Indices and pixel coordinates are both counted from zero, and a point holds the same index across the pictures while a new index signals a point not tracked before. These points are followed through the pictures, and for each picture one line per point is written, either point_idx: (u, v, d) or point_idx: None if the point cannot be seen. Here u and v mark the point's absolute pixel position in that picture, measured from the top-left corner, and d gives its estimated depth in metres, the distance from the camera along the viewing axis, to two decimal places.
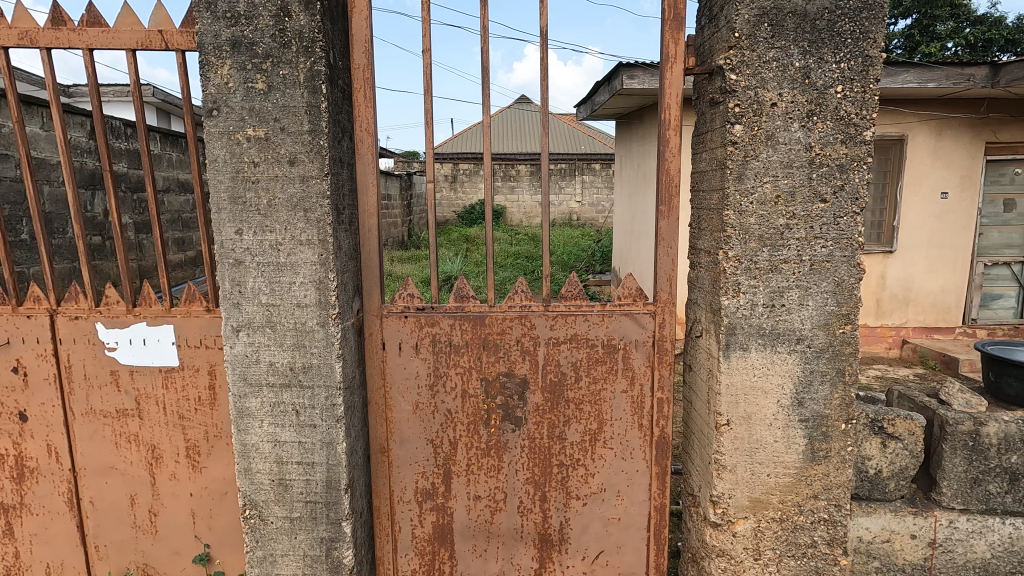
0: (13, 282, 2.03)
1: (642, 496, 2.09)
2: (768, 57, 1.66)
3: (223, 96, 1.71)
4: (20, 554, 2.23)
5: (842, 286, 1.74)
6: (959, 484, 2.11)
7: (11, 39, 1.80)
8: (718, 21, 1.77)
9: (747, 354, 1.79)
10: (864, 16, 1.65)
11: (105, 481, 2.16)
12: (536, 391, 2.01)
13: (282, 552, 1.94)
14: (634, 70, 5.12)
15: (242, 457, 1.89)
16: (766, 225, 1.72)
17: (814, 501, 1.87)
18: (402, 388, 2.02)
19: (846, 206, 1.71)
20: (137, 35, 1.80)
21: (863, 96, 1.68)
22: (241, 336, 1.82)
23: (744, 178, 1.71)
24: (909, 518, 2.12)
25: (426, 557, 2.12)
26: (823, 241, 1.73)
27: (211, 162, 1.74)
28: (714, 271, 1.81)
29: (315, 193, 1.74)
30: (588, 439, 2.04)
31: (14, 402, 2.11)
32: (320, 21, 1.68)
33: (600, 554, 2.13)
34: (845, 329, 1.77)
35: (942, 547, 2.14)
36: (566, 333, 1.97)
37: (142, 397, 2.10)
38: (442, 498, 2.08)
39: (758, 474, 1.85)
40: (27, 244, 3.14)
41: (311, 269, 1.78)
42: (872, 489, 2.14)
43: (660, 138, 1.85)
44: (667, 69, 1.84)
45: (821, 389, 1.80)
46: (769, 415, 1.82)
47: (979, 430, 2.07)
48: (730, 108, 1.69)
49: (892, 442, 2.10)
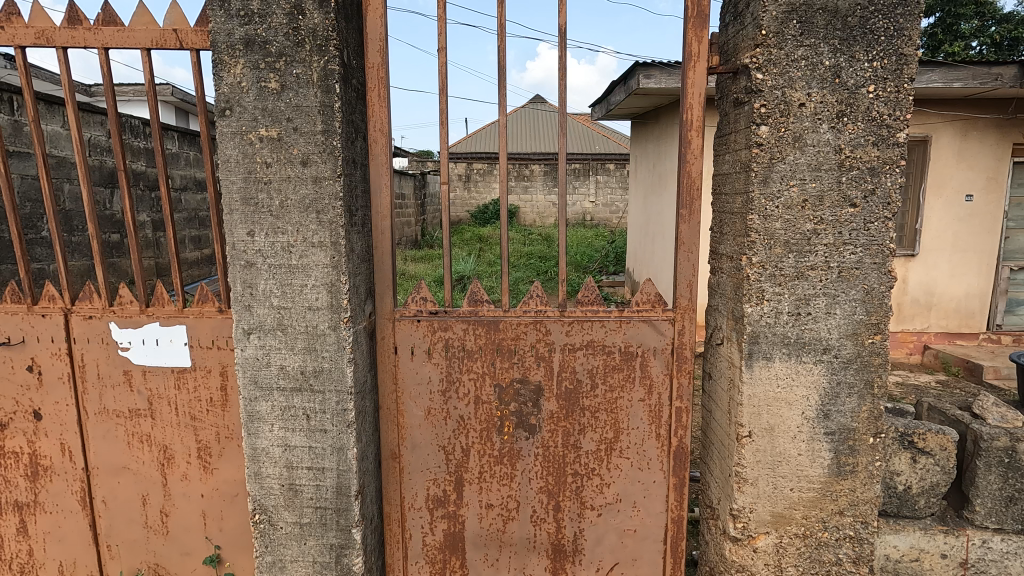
0: (29, 281, 2.02)
1: (659, 507, 2.03)
2: (797, 55, 1.60)
3: (236, 96, 1.69)
4: (33, 552, 2.22)
5: (872, 294, 1.67)
6: (994, 502, 2.02)
7: (27, 38, 1.79)
8: (743, 18, 1.70)
9: (771, 364, 1.72)
10: (899, 12, 1.58)
11: (116, 481, 2.15)
12: (551, 399, 1.96)
13: (292, 558, 1.91)
14: (651, 70, 5.06)
15: (252, 461, 1.87)
16: (792, 230, 1.66)
17: (839, 517, 1.80)
18: (414, 393, 1.98)
19: (877, 210, 1.64)
20: (151, 34, 1.78)
21: (897, 96, 1.60)
22: (252, 339, 1.80)
23: (770, 181, 1.64)
24: (939, 537, 2.04)
25: (436, 565, 2.08)
26: (852, 248, 1.66)
27: (223, 162, 1.71)
28: (737, 277, 1.75)
29: (328, 194, 1.71)
30: (603, 449, 1.99)
31: (29, 401, 2.11)
32: (334, 20, 1.64)
33: (615, 566, 2.07)
34: (875, 339, 1.69)
35: (974, 567, 2.06)
36: (582, 338, 1.92)
37: (154, 397, 2.08)
38: (453, 505, 2.04)
39: (780, 489, 1.79)
40: (47, 241, 3.16)
41: (323, 271, 1.74)
42: (901, 506, 2.07)
43: (681, 139, 1.79)
44: (689, 68, 1.78)
45: (849, 402, 1.73)
46: (793, 426, 1.75)
47: (1016, 447, 1.98)
48: (756, 108, 1.63)
49: (923, 458, 2.03)
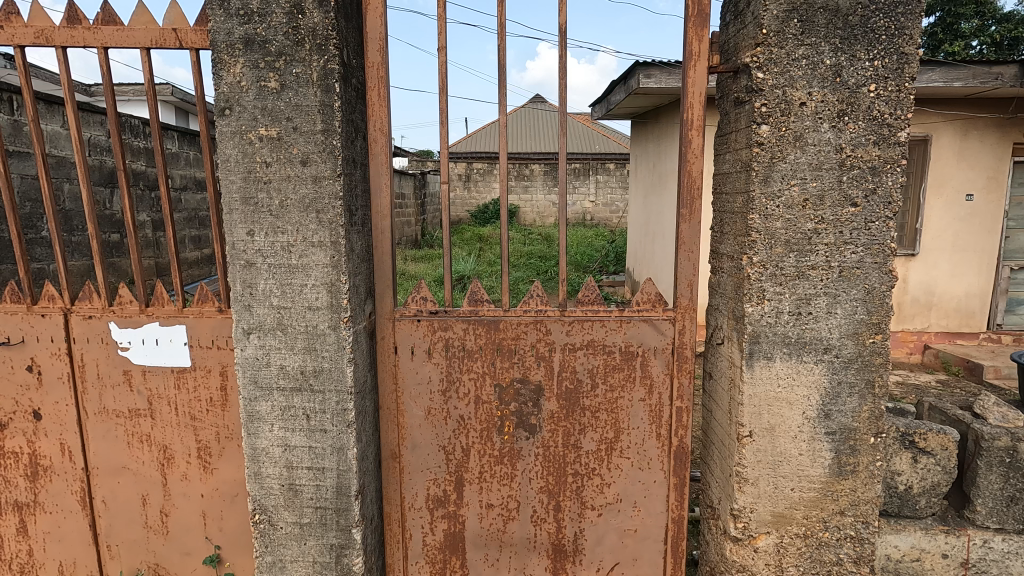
0: (29, 281, 2.02)
1: (659, 507, 2.03)
2: (798, 54, 1.60)
3: (236, 96, 1.68)
4: (33, 552, 2.22)
5: (872, 294, 1.67)
6: (995, 502, 2.02)
7: (26, 38, 1.79)
8: (744, 17, 1.70)
9: (772, 363, 1.72)
10: (900, 11, 1.57)
11: (116, 481, 2.15)
12: (551, 398, 1.95)
13: (292, 558, 1.91)
14: (652, 70, 5.05)
15: (252, 461, 1.87)
16: (793, 229, 1.66)
17: (840, 517, 1.80)
18: (414, 393, 1.98)
19: (878, 210, 1.64)
20: (151, 33, 1.77)
21: (898, 95, 1.60)
22: (252, 339, 1.80)
23: (771, 180, 1.64)
24: (940, 537, 2.04)
25: (436, 564, 2.08)
26: (853, 247, 1.66)
27: (222, 162, 1.71)
28: (738, 277, 1.75)
29: (328, 194, 1.70)
30: (603, 448, 1.99)
31: (28, 401, 2.11)
32: (334, 19, 1.64)
33: (616, 566, 2.07)
34: (876, 338, 1.69)
35: (975, 568, 2.06)
36: (583, 338, 1.92)
37: (154, 397, 2.08)
38: (453, 505, 2.04)
39: (781, 489, 1.79)
40: (46, 240, 3.16)
41: (323, 271, 1.74)
42: (902, 506, 2.07)
43: (682, 138, 1.79)
44: (690, 68, 1.77)
45: (850, 402, 1.73)
46: (794, 426, 1.75)
47: (1017, 447, 1.98)
48: (757, 107, 1.62)
49: (924, 458, 2.02)
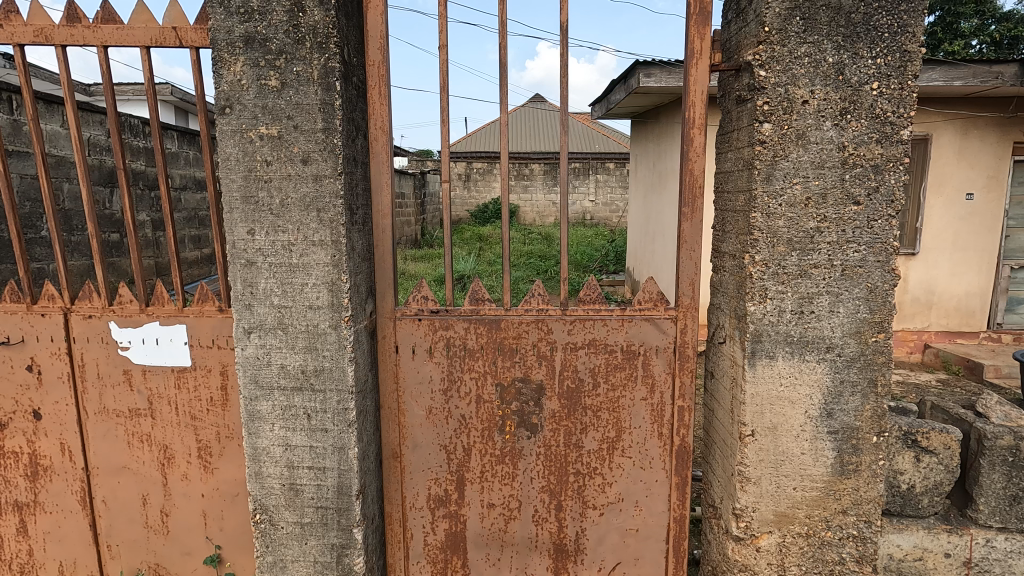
0: (28, 281, 2.01)
1: (661, 507, 2.02)
2: (800, 52, 1.59)
3: (236, 94, 1.68)
4: (33, 552, 2.22)
5: (875, 292, 1.66)
6: (997, 501, 2.01)
7: (26, 36, 1.78)
8: (746, 15, 1.70)
9: (774, 363, 1.72)
10: (903, 9, 1.57)
11: (117, 481, 2.15)
12: (552, 398, 1.95)
13: (293, 558, 1.90)
14: (652, 69, 5.05)
15: (253, 461, 1.86)
16: (795, 228, 1.65)
17: (842, 516, 1.80)
18: (415, 392, 1.97)
19: (881, 208, 1.63)
20: (151, 32, 1.77)
21: (901, 93, 1.60)
22: (252, 339, 1.79)
23: (773, 179, 1.64)
24: (943, 536, 2.04)
25: (438, 564, 2.08)
26: (855, 246, 1.65)
27: (223, 161, 1.71)
28: (740, 276, 1.74)
29: (329, 192, 1.70)
30: (605, 448, 1.99)
31: (28, 400, 2.10)
32: (335, 17, 1.63)
33: (617, 565, 2.07)
34: (878, 337, 1.69)
35: (977, 567, 2.06)
36: (584, 337, 1.91)
37: (154, 397, 2.07)
38: (455, 505, 2.03)
39: (783, 488, 1.78)
40: (45, 240, 3.16)
41: (324, 270, 1.73)
42: (904, 505, 2.06)
43: (683, 137, 1.78)
44: (692, 66, 1.77)
45: (852, 401, 1.72)
46: (796, 425, 1.75)
47: (1019, 446, 1.97)
48: (759, 105, 1.62)
49: (926, 457, 2.02)
